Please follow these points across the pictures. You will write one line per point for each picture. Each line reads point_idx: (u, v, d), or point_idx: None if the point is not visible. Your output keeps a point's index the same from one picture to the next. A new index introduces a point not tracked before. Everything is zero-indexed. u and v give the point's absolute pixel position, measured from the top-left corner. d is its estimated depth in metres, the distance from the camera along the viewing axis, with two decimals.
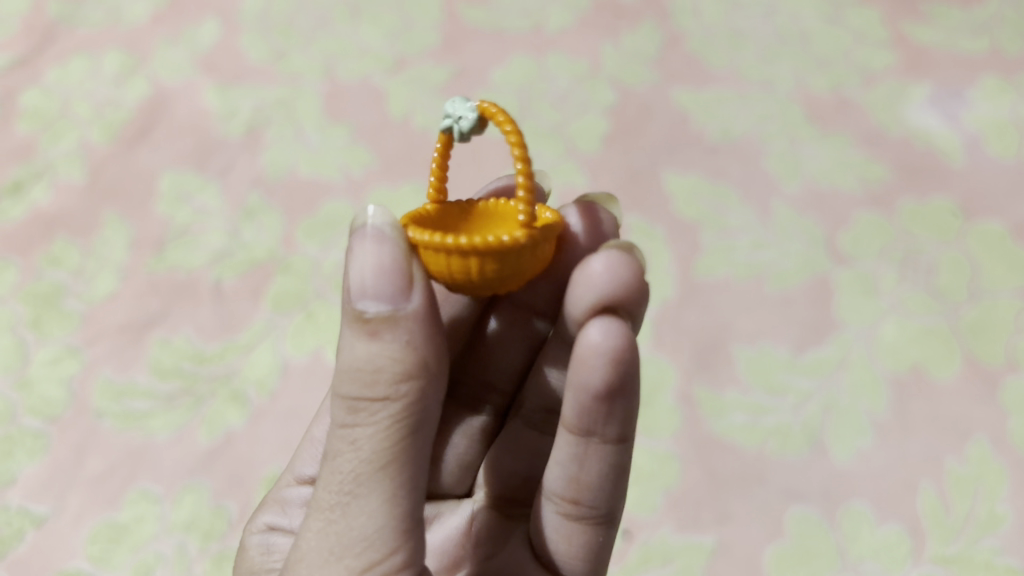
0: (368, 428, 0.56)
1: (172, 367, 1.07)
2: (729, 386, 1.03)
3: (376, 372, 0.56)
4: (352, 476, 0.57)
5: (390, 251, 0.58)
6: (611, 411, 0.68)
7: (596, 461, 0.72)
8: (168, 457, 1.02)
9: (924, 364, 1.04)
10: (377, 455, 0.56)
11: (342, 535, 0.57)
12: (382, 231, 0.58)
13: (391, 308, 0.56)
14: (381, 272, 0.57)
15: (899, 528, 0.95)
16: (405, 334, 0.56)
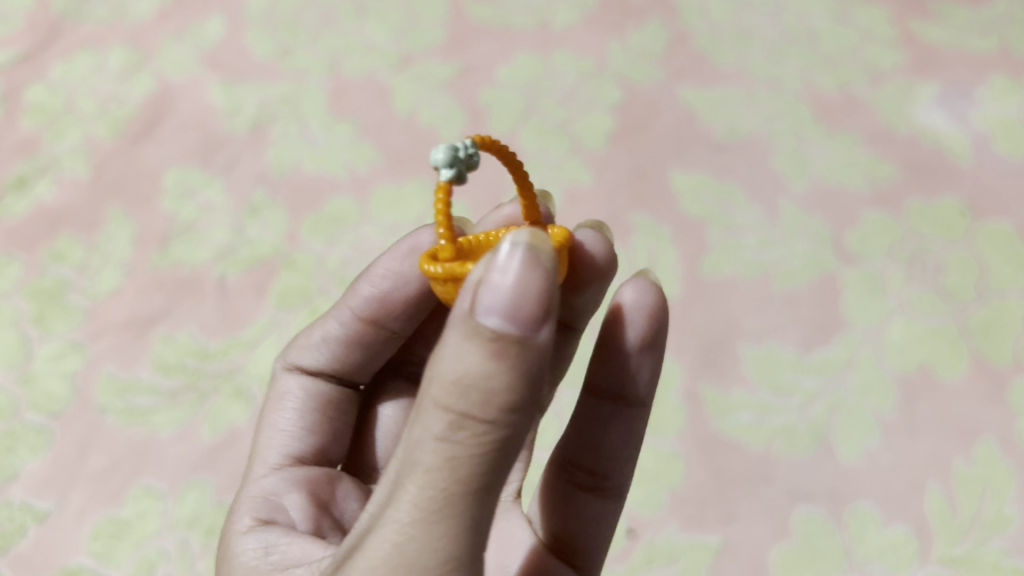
0: (467, 449, 0.50)
1: (175, 363, 1.06)
2: (736, 385, 1.03)
3: (490, 394, 0.49)
4: (439, 497, 0.50)
5: (537, 277, 0.50)
6: (641, 369, 0.80)
7: (625, 426, 0.82)
8: (171, 453, 1.01)
9: (931, 364, 1.03)
10: (470, 478, 0.50)
11: (415, 553, 0.52)
12: (531, 253, 0.51)
13: (521, 333, 0.49)
14: (521, 295, 0.49)
15: (906, 529, 0.94)
16: (528, 357, 0.49)
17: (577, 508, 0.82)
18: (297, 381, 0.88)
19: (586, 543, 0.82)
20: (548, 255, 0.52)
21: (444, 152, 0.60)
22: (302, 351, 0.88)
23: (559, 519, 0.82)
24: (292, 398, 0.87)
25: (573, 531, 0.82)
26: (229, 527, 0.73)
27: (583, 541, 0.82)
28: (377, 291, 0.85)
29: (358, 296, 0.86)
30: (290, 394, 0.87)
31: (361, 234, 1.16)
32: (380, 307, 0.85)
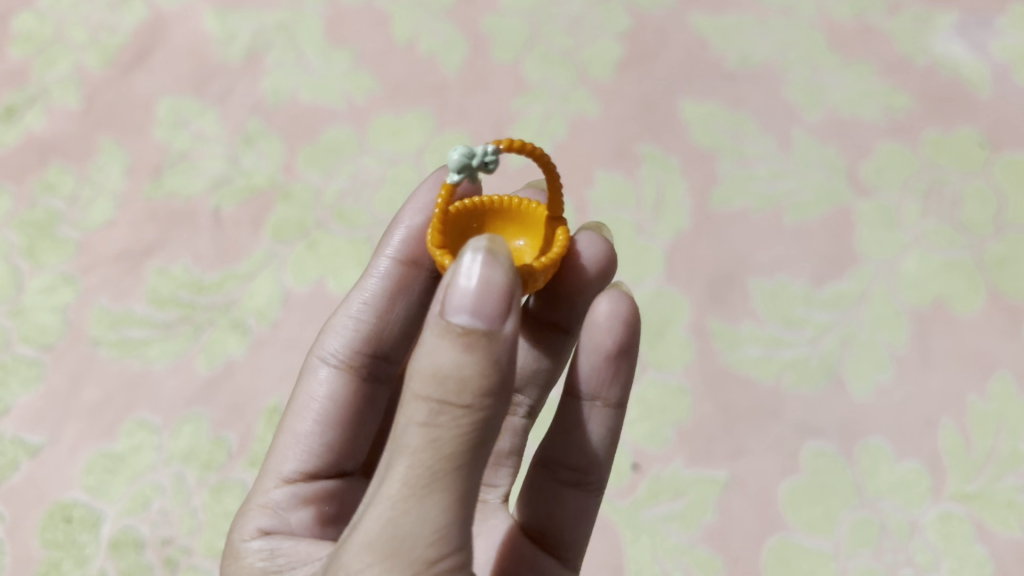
0: (446, 433, 0.47)
1: (169, 296, 1.03)
2: (745, 319, 1.00)
3: (466, 379, 0.47)
4: (418, 484, 0.47)
5: (501, 274, 0.50)
6: (618, 371, 0.75)
7: (602, 425, 0.76)
8: (166, 385, 0.98)
9: (946, 298, 1.01)
10: (450, 464, 0.47)
11: (403, 535, 0.48)
12: (491, 254, 0.51)
13: (493, 327, 0.48)
14: (488, 292, 0.49)
15: (919, 465, 0.91)
16: (499, 348, 0.48)
17: (551, 503, 0.76)
18: (327, 369, 0.78)
19: (567, 539, 0.76)
20: (507, 257, 0.51)
21: (460, 153, 0.62)
22: (338, 332, 0.79)
23: (536, 513, 0.76)
24: (321, 388, 0.78)
25: (549, 527, 0.76)
26: (234, 532, 0.69)
27: (563, 539, 0.76)
28: (416, 225, 0.77)
29: (393, 244, 0.78)
30: (319, 385, 0.78)
31: (359, 164, 1.12)
32: (420, 245, 0.78)
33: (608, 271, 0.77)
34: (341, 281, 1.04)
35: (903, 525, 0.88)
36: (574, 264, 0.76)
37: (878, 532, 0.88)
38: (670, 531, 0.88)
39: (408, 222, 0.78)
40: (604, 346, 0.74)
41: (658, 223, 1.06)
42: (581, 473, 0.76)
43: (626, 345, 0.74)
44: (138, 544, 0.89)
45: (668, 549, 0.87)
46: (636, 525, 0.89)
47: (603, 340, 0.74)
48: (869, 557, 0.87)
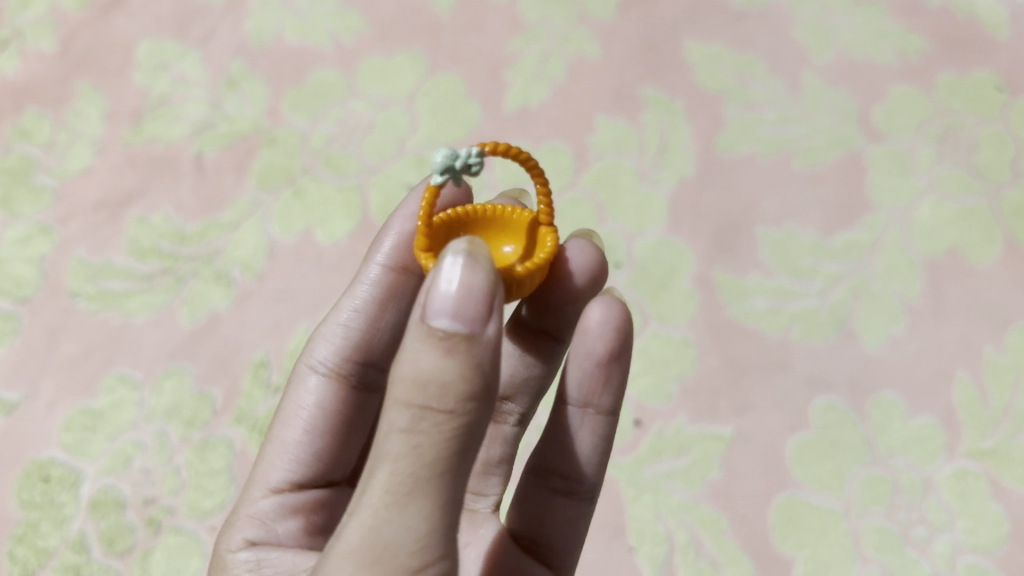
0: (429, 439, 0.43)
1: (150, 247, 0.99)
2: (752, 270, 0.96)
3: (448, 382, 0.43)
4: (398, 491, 0.43)
5: (483, 275, 0.46)
6: (610, 377, 0.68)
7: (594, 434, 0.70)
8: (147, 339, 0.94)
9: (961, 248, 0.96)
10: (434, 472, 0.43)
11: (385, 545, 0.44)
12: (472, 256, 0.46)
13: (476, 330, 0.44)
14: (468, 295, 0.45)
15: (933, 421, 0.87)
16: (482, 351, 0.44)
17: (541, 509, 0.70)
18: (316, 379, 0.73)
19: (559, 547, 0.70)
20: (489, 260, 0.47)
21: (444, 156, 0.55)
22: (328, 340, 0.74)
23: (527, 521, 0.70)
24: (309, 399, 0.73)
25: (540, 535, 0.70)
26: (221, 544, 0.66)
27: (555, 548, 0.70)
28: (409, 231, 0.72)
29: (384, 249, 0.72)
30: (308, 395, 0.73)
31: (348, 108, 1.07)
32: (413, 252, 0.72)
33: (601, 276, 0.71)
34: (329, 231, 0.99)
35: (917, 482, 0.84)
36: (564, 272, 0.69)
37: (890, 489, 0.84)
38: (674, 489, 0.84)
39: (398, 226, 0.72)
40: (594, 353, 0.67)
41: (661, 170, 1.02)
42: (571, 482, 0.70)
43: (619, 352, 0.67)
44: (119, 504, 0.85)
45: (671, 508, 0.83)
46: (637, 483, 0.85)
47: (594, 347, 0.67)
48: (881, 516, 0.83)
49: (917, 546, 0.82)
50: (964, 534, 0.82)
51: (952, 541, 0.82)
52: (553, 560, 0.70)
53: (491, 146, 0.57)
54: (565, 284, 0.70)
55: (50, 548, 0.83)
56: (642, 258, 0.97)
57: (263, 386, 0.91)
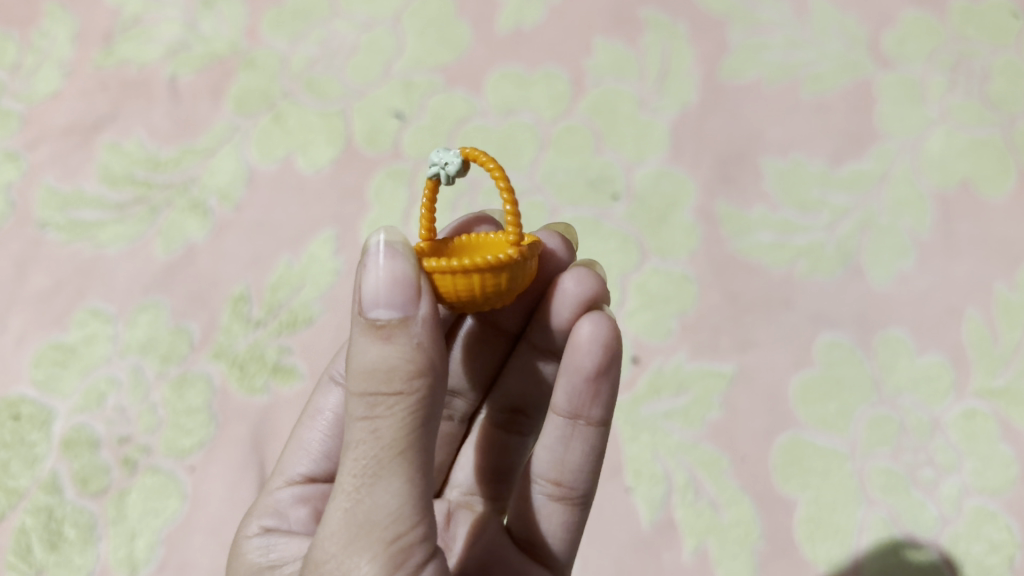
0: (386, 420, 0.45)
1: (123, 175, 0.94)
2: (757, 202, 0.92)
3: (393, 366, 0.45)
4: (365, 473, 0.45)
5: (406, 265, 0.47)
6: (599, 392, 0.62)
7: (585, 446, 0.64)
8: (121, 271, 0.89)
9: (973, 181, 0.92)
10: (396, 452, 0.44)
11: (363, 521, 0.44)
12: (392, 247, 0.48)
13: (412, 316, 0.46)
14: (395, 282, 0.46)
15: (941, 359, 0.84)
16: (421, 335, 0.46)
17: (530, 506, 0.66)
18: (334, 394, 0.67)
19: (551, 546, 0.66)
20: (413, 254, 0.48)
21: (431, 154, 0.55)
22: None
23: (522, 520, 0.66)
24: (327, 415, 0.67)
25: (532, 535, 0.66)
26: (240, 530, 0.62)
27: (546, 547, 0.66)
28: None
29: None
30: (324, 408, 0.67)
31: (330, 29, 1.02)
32: None
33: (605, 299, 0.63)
34: (312, 158, 0.95)
35: (924, 423, 0.81)
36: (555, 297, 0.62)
37: (896, 430, 0.81)
38: (672, 429, 0.81)
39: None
40: (581, 369, 0.60)
41: (663, 96, 0.97)
42: (561, 487, 0.65)
43: (609, 370, 0.60)
44: (93, 443, 0.80)
45: (670, 449, 0.80)
46: (634, 423, 0.81)
47: (581, 363, 0.60)
48: (887, 457, 0.80)
49: (923, 488, 0.79)
50: (972, 476, 0.79)
51: (960, 483, 0.79)
52: (549, 558, 0.66)
53: (474, 153, 0.54)
54: (561, 307, 0.62)
55: (20, 489, 0.78)
56: (642, 188, 0.92)
57: (243, 321, 0.85)
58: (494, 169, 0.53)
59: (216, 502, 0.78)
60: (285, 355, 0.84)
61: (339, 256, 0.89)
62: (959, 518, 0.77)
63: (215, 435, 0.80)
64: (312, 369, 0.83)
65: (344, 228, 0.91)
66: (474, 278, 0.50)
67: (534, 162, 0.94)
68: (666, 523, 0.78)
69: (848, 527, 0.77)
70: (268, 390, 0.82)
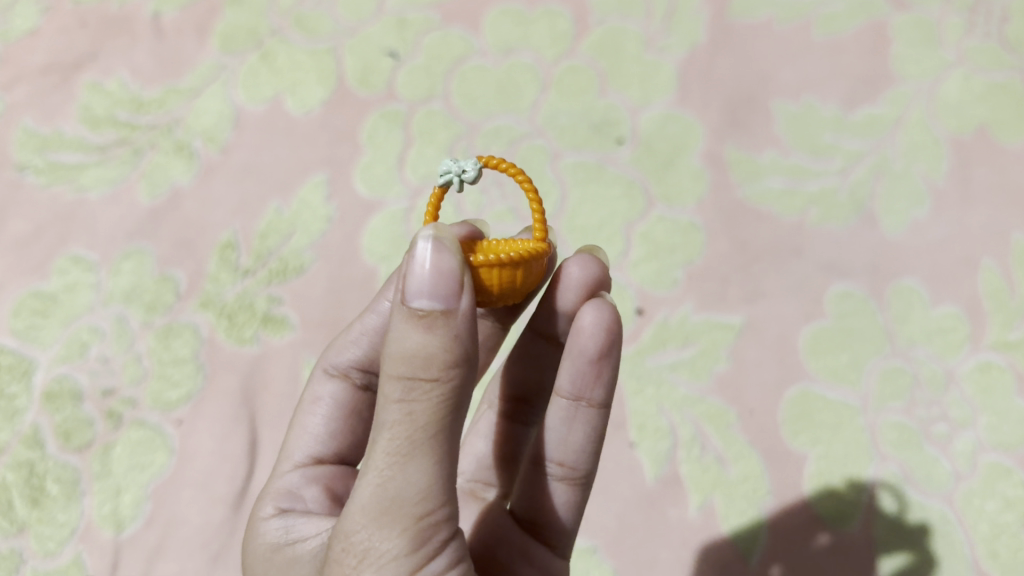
0: (423, 405, 0.41)
1: (104, 115, 0.89)
2: (767, 147, 0.88)
3: (434, 353, 0.41)
4: (397, 452, 0.41)
5: (452, 255, 0.42)
6: (600, 375, 0.58)
7: (588, 428, 0.60)
8: (103, 217, 0.85)
9: (991, 125, 0.89)
10: (430, 435, 0.41)
11: (393, 500, 0.41)
12: (439, 241, 0.43)
13: (456, 306, 0.41)
14: (443, 273, 0.41)
15: (956, 310, 0.81)
16: (464, 324, 0.42)
17: (532, 484, 0.62)
18: (330, 383, 0.64)
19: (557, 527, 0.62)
20: (456, 244, 0.43)
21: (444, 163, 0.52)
22: (349, 346, 0.63)
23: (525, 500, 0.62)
24: (326, 402, 0.63)
25: (537, 515, 0.62)
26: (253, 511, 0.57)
27: (552, 527, 0.62)
28: None
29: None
30: (322, 397, 0.63)
31: None
32: None
33: (606, 287, 0.60)
34: (302, 99, 0.91)
35: (938, 375, 0.78)
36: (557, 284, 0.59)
37: (910, 383, 0.78)
38: (678, 382, 0.78)
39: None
40: (583, 350, 0.57)
41: (670, 36, 0.93)
42: (561, 465, 0.61)
43: (613, 351, 0.57)
44: (76, 395, 0.77)
45: (675, 402, 0.77)
46: (639, 375, 0.78)
47: (582, 343, 0.57)
48: (899, 412, 0.77)
49: (936, 443, 0.76)
50: (986, 432, 0.76)
51: (974, 439, 0.76)
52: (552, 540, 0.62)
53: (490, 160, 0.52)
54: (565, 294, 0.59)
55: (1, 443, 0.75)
56: (648, 132, 0.89)
57: (231, 269, 0.82)
58: (518, 173, 0.52)
59: (205, 456, 0.75)
60: (275, 305, 0.80)
61: (331, 202, 0.86)
62: (974, 474, 0.74)
63: (203, 388, 0.77)
64: (303, 320, 0.80)
65: (336, 172, 0.87)
66: (518, 270, 0.47)
67: (535, 105, 0.90)
68: (670, 479, 0.75)
69: (860, 483, 0.75)
70: (257, 341, 0.79)
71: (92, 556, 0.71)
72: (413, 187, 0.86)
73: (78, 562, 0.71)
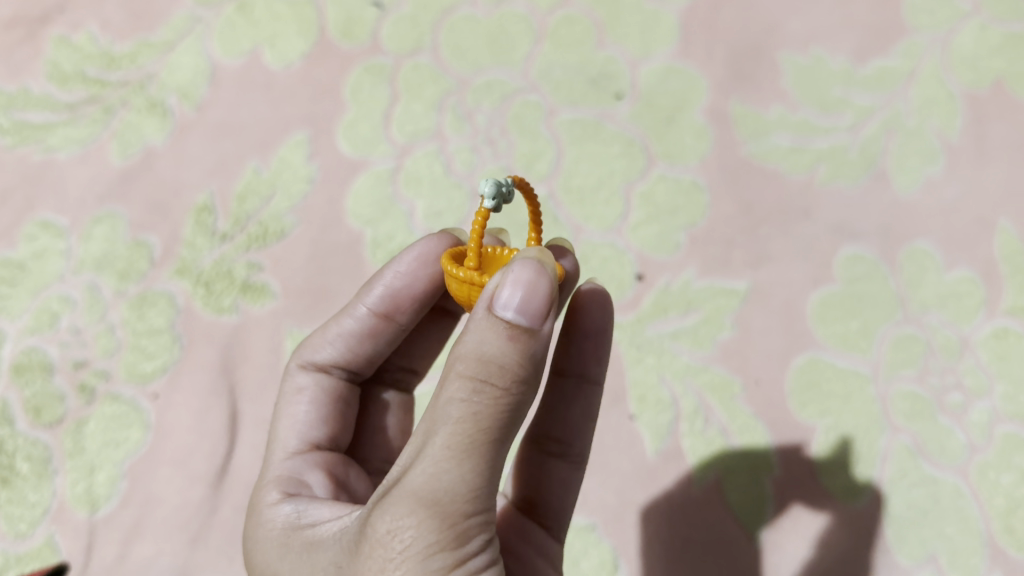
0: (489, 409, 0.39)
1: (73, 72, 0.84)
2: (774, 102, 0.84)
3: (509, 360, 0.39)
4: (456, 449, 0.38)
5: (548, 281, 0.41)
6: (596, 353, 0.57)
7: (585, 406, 0.58)
8: (73, 179, 0.81)
9: (1009, 78, 0.84)
10: (491, 441, 0.39)
11: (442, 497, 0.38)
12: (535, 263, 0.41)
13: (540, 326, 0.40)
14: (537, 288, 0.40)
15: (971, 275, 0.77)
16: (541, 343, 0.40)
17: (528, 465, 0.58)
18: (309, 375, 0.60)
19: (552, 507, 0.57)
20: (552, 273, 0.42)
21: (487, 184, 0.48)
22: (327, 341, 0.60)
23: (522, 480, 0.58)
24: (309, 391, 0.59)
25: (534, 495, 0.58)
26: (256, 499, 0.52)
27: (550, 508, 0.57)
28: (413, 282, 0.59)
29: (375, 293, 0.59)
30: (305, 387, 0.59)
31: None
32: (409, 301, 0.60)
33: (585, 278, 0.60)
34: (281, 53, 0.86)
35: (952, 342, 0.74)
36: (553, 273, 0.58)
37: (922, 351, 0.74)
38: (680, 351, 0.74)
39: (392, 275, 0.59)
40: (580, 329, 0.57)
41: None
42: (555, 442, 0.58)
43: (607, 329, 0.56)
44: (47, 368, 0.73)
45: (677, 372, 0.74)
46: (639, 344, 0.75)
47: (579, 322, 0.57)
48: (912, 380, 0.73)
49: (950, 414, 0.72)
50: (1002, 401, 0.72)
51: (990, 409, 0.72)
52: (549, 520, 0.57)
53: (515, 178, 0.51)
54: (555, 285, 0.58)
55: None
56: (648, 86, 0.85)
57: (207, 234, 0.78)
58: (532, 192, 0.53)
59: (183, 432, 0.71)
60: (255, 272, 0.76)
61: (313, 162, 0.81)
62: (989, 446, 0.71)
63: (179, 359, 0.73)
64: (285, 288, 0.76)
65: (319, 130, 0.83)
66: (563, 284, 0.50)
67: (529, 58, 0.85)
68: (672, 452, 0.72)
69: (870, 456, 0.71)
70: (236, 310, 0.75)
71: (64, 538, 0.68)
72: (400, 146, 0.82)
73: (50, 544, 0.68)
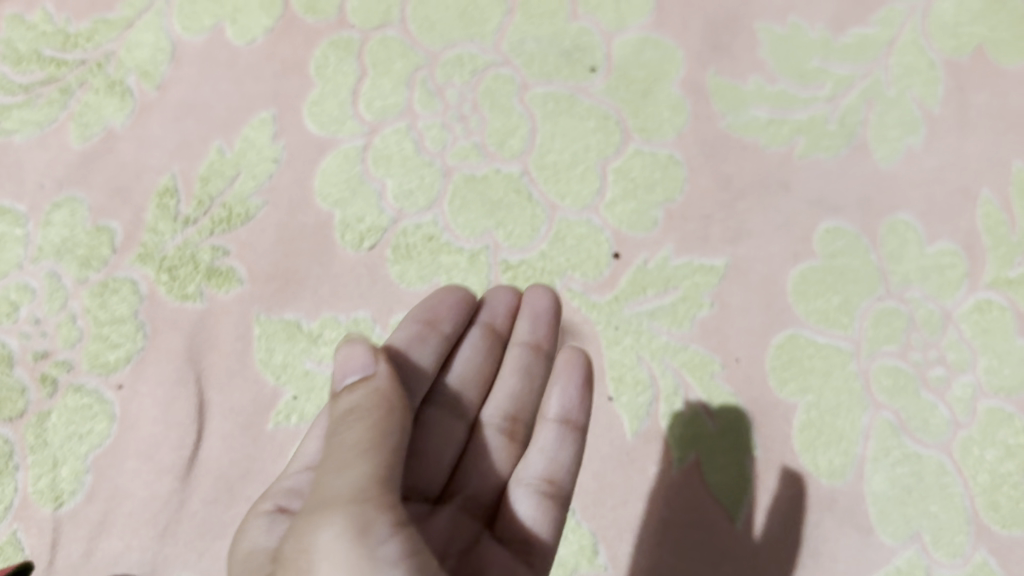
0: (352, 429, 0.43)
1: (28, 52, 0.81)
2: (752, 73, 0.82)
3: (357, 403, 0.45)
4: (333, 466, 0.42)
5: (373, 346, 0.49)
6: (584, 401, 0.60)
7: (575, 450, 0.59)
8: (31, 162, 0.78)
9: (990, 45, 0.83)
10: (365, 450, 0.42)
11: (331, 498, 0.41)
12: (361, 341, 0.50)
13: (375, 371, 0.47)
14: (355, 349, 0.48)
15: (953, 247, 0.75)
16: (382, 382, 0.46)
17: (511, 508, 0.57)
18: None
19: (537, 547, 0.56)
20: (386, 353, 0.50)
21: None
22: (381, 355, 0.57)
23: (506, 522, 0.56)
24: None
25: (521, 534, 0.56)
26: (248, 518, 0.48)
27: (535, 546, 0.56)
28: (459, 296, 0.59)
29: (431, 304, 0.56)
30: None
31: None
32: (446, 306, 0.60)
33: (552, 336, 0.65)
34: (244, 28, 0.83)
35: (934, 317, 0.73)
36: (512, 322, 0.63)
37: (905, 325, 0.73)
38: (658, 330, 0.73)
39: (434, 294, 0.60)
40: (574, 374, 0.60)
41: None
42: (549, 482, 0.57)
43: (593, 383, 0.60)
44: (6, 360, 0.70)
45: (655, 351, 0.72)
46: (616, 324, 0.73)
47: (573, 370, 0.60)
48: (894, 355, 0.72)
49: (933, 389, 0.71)
50: (985, 375, 0.71)
51: (974, 382, 0.71)
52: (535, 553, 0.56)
53: None
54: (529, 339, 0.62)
55: None
56: (622, 58, 0.83)
57: (170, 219, 0.75)
58: None
59: (148, 425, 0.69)
60: (220, 256, 0.74)
61: (278, 141, 0.79)
62: (972, 422, 0.70)
63: (143, 348, 0.71)
64: (252, 273, 0.74)
65: (284, 108, 0.80)
66: None
67: (500, 29, 0.83)
68: (650, 434, 0.70)
69: (852, 433, 0.70)
70: (202, 296, 0.73)
71: (29, 535, 0.66)
72: (369, 124, 0.79)
73: (14, 541, 0.66)
